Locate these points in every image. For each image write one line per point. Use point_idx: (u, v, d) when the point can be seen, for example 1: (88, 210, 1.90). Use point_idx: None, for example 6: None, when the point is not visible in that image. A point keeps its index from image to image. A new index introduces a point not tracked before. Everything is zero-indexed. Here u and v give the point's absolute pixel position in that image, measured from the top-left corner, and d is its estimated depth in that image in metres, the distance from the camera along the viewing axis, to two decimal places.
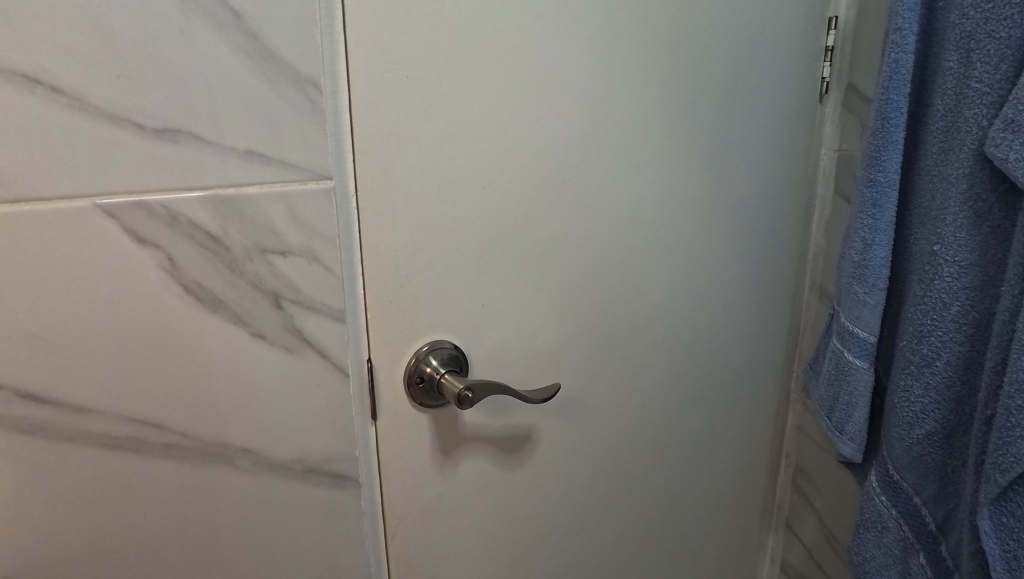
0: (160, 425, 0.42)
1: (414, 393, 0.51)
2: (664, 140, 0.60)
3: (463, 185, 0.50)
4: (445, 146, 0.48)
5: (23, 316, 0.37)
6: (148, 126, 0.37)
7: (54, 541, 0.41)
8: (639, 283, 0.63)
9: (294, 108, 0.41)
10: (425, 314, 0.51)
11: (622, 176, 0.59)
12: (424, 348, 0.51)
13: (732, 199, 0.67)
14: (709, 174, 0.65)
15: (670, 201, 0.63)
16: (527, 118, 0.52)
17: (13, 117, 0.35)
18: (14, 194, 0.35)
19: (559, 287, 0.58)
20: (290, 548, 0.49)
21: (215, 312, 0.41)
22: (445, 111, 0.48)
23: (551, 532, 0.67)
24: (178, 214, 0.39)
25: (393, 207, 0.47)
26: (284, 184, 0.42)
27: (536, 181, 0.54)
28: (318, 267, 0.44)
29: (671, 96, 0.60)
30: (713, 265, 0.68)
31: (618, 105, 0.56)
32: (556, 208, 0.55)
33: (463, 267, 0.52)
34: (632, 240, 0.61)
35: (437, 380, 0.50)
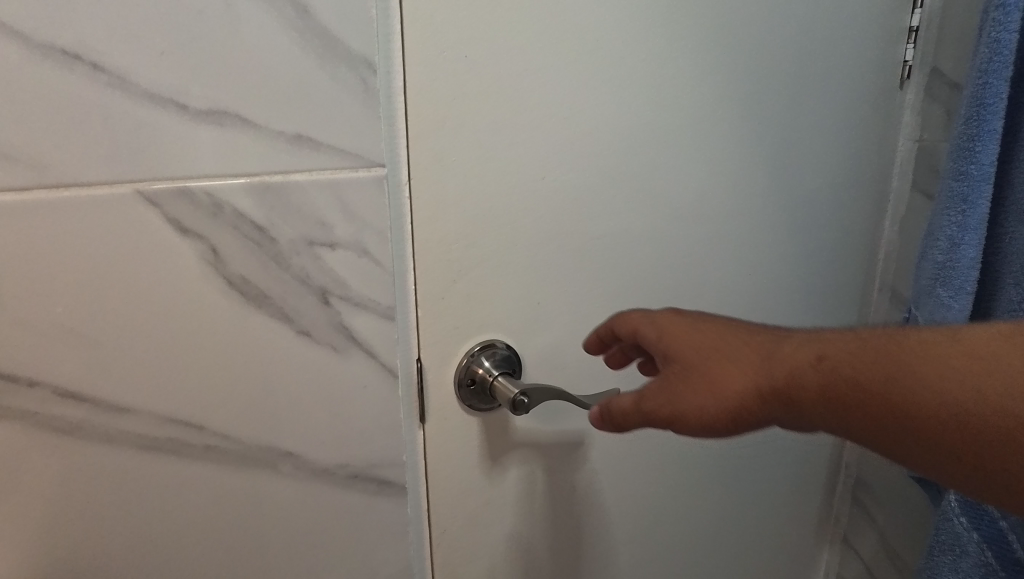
0: (201, 427, 0.39)
1: (464, 395, 0.49)
2: (732, 128, 0.55)
3: (520, 175, 0.46)
4: (502, 132, 0.45)
5: (60, 310, 0.35)
6: (192, 107, 0.34)
7: (90, 545, 0.39)
8: (702, 282, 0.59)
9: (346, 88, 0.38)
10: (478, 312, 0.48)
11: (687, 167, 0.54)
12: (476, 348, 0.48)
13: (802, 192, 0.62)
14: (779, 166, 0.60)
15: (736, 193, 0.58)
16: (587, 101, 0.48)
17: (51, 97, 0.32)
18: (52, 180, 0.33)
19: (618, 285, 0.54)
20: (332, 554, 0.46)
21: (260, 308, 0.39)
22: (503, 94, 0.44)
23: (601, 544, 0.63)
24: (222, 203, 0.36)
25: (445, 198, 0.44)
26: (333, 172, 0.39)
27: (596, 170, 0.50)
28: (367, 261, 0.41)
29: (743, 81, 0.55)
30: (779, 263, 0.63)
31: (686, 89, 0.52)
32: (617, 200, 0.51)
33: (518, 264, 0.48)
34: (696, 235, 0.57)
35: (490, 383, 0.47)
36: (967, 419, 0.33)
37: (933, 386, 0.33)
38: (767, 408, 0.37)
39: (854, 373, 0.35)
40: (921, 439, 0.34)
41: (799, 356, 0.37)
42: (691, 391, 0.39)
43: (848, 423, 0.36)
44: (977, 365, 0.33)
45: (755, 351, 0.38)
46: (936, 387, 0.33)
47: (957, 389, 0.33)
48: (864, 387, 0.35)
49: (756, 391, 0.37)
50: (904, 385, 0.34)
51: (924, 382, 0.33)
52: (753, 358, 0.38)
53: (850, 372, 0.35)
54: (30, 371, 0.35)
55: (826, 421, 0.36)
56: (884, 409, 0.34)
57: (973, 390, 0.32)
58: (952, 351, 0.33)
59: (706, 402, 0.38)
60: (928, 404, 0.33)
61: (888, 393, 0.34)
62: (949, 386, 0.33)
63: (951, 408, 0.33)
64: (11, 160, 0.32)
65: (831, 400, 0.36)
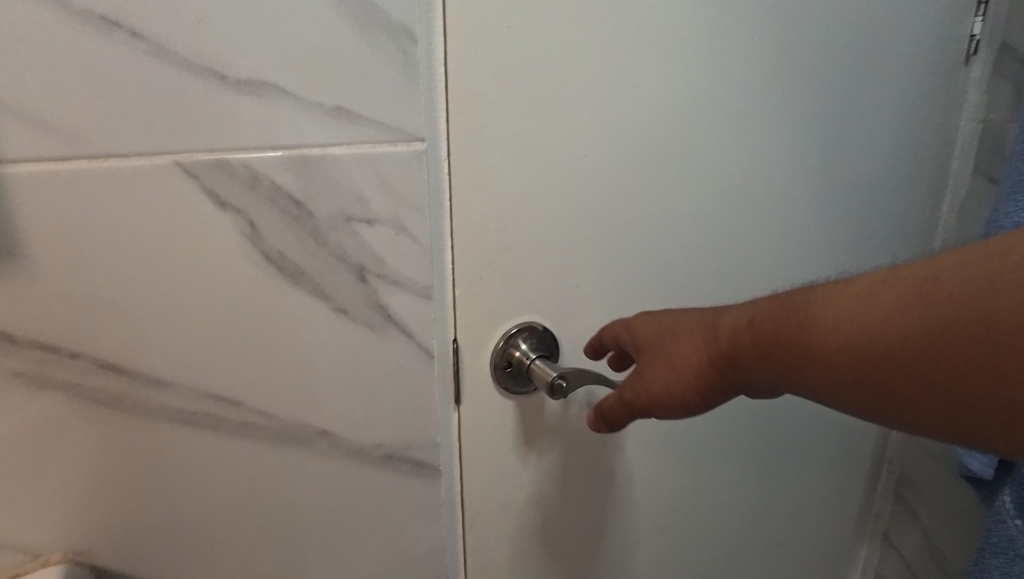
0: (238, 402, 0.39)
1: (500, 378, 0.48)
2: (787, 105, 0.52)
3: (562, 152, 0.45)
4: (544, 107, 0.43)
5: (100, 282, 0.34)
6: (231, 77, 0.34)
7: (129, 519, 0.39)
8: (748, 268, 0.56)
9: (386, 59, 0.36)
10: (515, 293, 0.47)
11: (738, 146, 0.51)
12: (513, 330, 0.47)
13: (856, 173, 0.59)
14: (834, 146, 0.56)
15: (788, 173, 0.55)
16: (635, 75, 0.45)
17: (90, 64, 0.31)
18: (91, 150, 0.32)
19: (659, 268, 0.52)
20: (365, 534, 0.46)
21: (297, 285, 0.38)
22: (546, 67, 0.42)
23: (635, 533, 0.61)
24: (259, 175, 0.35)
25: (485, 175, 0.43)
26: (372, 146, 0.38)
27: (641, 148, 0.47)
28: (405, 239, 0.40)
29: (801, 54, 0.51)
30: (830, 249, 0.60)
31: (739, 63, 0.49)
32: (662, 180, 0.49)
33: (557, 244, 0.47)
34: (743, 218, 0.54)
35: (527, 366, 0.46)
36: (883, 356, 0.32)
37: (841, 332, 0.33)
38: (716, 379, 0.38)
39: (772, 331, 0.35)
40: (854, 385, 0.33)
41: (729, 325, 0.37)
42: (654, 370, 0.39)
43: (788, 380, 0.35)
44: (878, 303, 0.32)
45: (701, 325, 0.38)
46: (846, 331, 0.33)
47: (864, 330, 0.32)
48: (783, 343, 0.35)
49: (706, 362, 0.38)
50: (814, 335, 0.34)
51: (833, 330, 0.33)
52: (692, 333, 0.38)
53: (770, 331, 0.35)
54: (70, 343, 0.34)
55: (772, 383, 0.36)
56: (808, 362, 0.34)
57: (876, 327, 0.32)
58: (853, 295, 0.33)
59: (670, 379, 0.39)
60: (841, 348, 0.33)
61: (811, 342, 0.34)
62: (855, 328, 0.33)
63: (867, 350, 0.32)
64: (51, 129, 0.31)
65: (763, 361, 0.36)
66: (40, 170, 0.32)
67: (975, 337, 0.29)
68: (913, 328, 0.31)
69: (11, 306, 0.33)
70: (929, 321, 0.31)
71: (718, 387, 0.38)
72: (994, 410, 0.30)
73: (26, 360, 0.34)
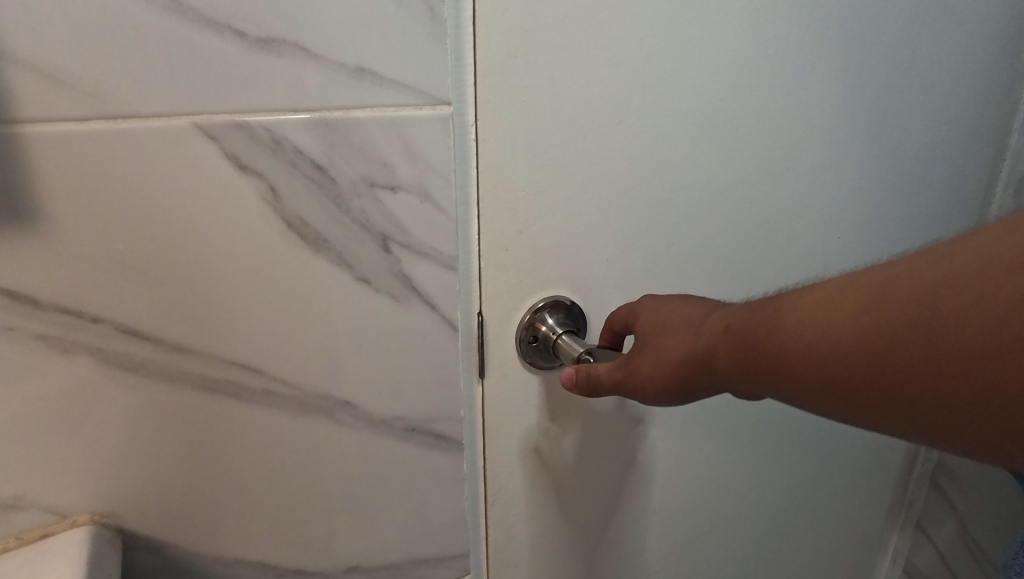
0: (261, 371, 0.39)
1: (525, 353, 0.46)
2: (839, 70, 0.49)
3: (595, 118, 0.42)
4: (578, 71, 0.40)
5: (121, 246, 0.33)
6: (251, 34, 0.32)
7: (154, 485, 0.39)
8: (786, 244, 0.53)
9: (412, 17, 0.35)
10: (543, 266, 0.45)
11: (782, 115, 0.48)
12: (539, 304, 0.46)
13: (909, 145, 0.55)
14: (887, 115, 0.53)
15: (834, 144, 0.51)
16: (676, 36, 0.42)
17: (105, 18, 0.30)
18: (110, 109, 0.31)
19: (692, 243, 0.50)
20: (387, 504, 0.46)
21: (320, 252, 0.37)
22: (581, 26, 0.39)
23: (658, 513, 0.60)
24: (281, 139, 0.34)
25: (514, 141, 0.40)
26: (396, 109, 0.36)
27: (678, 115, 0.45)
28: (430, 206, 0.39)
29: (859, 15, 0.48)
30: (874, 225, 0.57)
31: (791, 23, 0.45)
32: (699, 150, 0.47)
33: (588, 216, 0.45)
34: (785, 192, 0.51)
35: (553, 341, 0.45)
36: (847, 366, 0.30)
37: (806, 335, 0.31)
38: (695, 378, 0.36)
39: (743, 336, 0.33)
40: (821, 390, 0.31)
41: (708, 327, 0.36)
42: (634, 366, 0.39)
43: (758, 385, 0.33)
44: (844, 306, 0.30)
45: (683, 325, 0.38)
46: (811, 334, 0.31)
47: (829, 335, 0.30)
48: (750, 349, 0.33)
49: (685, 360, 0.36)
50: (781, 340, 0.32)
51: (797, 337, 0.31)
52: (677, 332, 0.38)
53: (741, 337, 0.33)
54: (93, 308, 0.34)
55: (745, 389, 0.34)
56: (776, 366, 0.32)
57: (840, 333, 0.30)
58: (820, 297, 0.31)
59: (652, 370, 0.38)
60: (804, 357, 0.31)
61: (776, 348, 0.32)
62: (818, 334, 0.30)
63: (832, 355, 0.30)
64: (69, 89, 0.30)
65: (736, 365, 0.34)
66: (58, 130, 0.31)
67: (940, 342, 0.27)
68: (875, 333, 0.29)
69: (31, 268, 0.32)
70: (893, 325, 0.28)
71: (697, 387, 0.37)
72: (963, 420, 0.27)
73: (49, 324, 0.33)
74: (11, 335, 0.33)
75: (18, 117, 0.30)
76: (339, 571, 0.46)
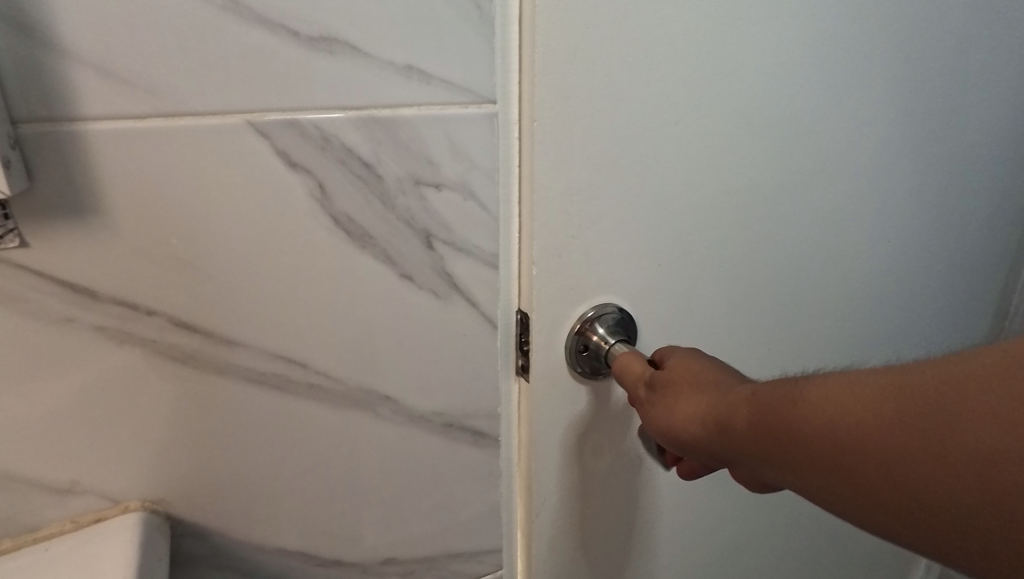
0: (305, 364, 0.39)
1: (575, 361, 0.45)
2: (895, 68, 0.47)
3: (654, 118, 0.40)
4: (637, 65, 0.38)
5: (175, 241, 0.34)
6: (303, 33, 0.33)
7: (202, 473, 0.40)
8: (837, 247, 0.52)
9: (460, 15, 0.35)
10: (594, 270, 0.43)
11: (839, 115, 0.46)
12: (589, 313, 0.44)
13: (962, 145, 0.53)
14: (942, 116, 0.51)
15: (888, 145, 0.50)
16: (735, 32, 0.40)
17: (164, 18, 0.30)
18: (167, 107, 0.32)
19: (746, 247, 0.47)
20: (425, 498, 0.46)
21: (364, 249, 0.38)
22: (641, 20, 0.37)
23: (704, 528, 0.58)
24: (329, 135, 0.35)
25: (571, 141, 0.38)
26: (443, 106, 0.36)
27: (737, 114, 0.43)
28: (473, 204, 0.39)
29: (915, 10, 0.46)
30: (925, 227, 0.55)
31: (850, 20, 0.44)
32: (755, 150, 0.45)
33: (643, 219, 0.43)
34: (837, 194, 0.49)
35: (605, 350, 0.43)
36: (859, 452, 0.27)
37: (823, 414, 0.28)
38: (699, 441, 0.34)
39: (758, 404, 0.31)
40: (829, 476, 0.28)
41: (733, 390, 0.33)
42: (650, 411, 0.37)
43: (756, 457, 0.31)
44: (866, 391, 0.28)
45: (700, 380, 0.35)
46: (827, 413, 0.28)
47: (848, 416, 0.28)
48: (764, 418, 0.30)
49: (694, 418, 0.34)
50: (793, 415, 0.29)
51: (811, 414, 0.29)
52: (694, 388, 0.35)
53: (756, 404, 0.31)
54: (148, 301, 0.35)
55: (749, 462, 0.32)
56: (786, 442, 0.29)
57: (860, 418, 0.27)
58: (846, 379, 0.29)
59: (661, 416, 0.36)
60: (816, 435, 0.28)
61: (788, 423, 0.29)
62: (834, 414, 0.28)
63: (841, 439, 0.28)
64: (129, 86, 0.31)
65: (750, 433, 0.31)
66: (118, 127, 0.31)
67: (957, 446, 0.25)
68: (895, 420, 0.26)
69: (90, 261, 0.33)
70: (915, 418, 0.26)
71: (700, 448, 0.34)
72: (969, 534, 0.25)
73: (107, 315, 0.34)
74: (70, 325, 0.34)
75: (81, 114, 0.31)
76: (376, 562, 0.47)
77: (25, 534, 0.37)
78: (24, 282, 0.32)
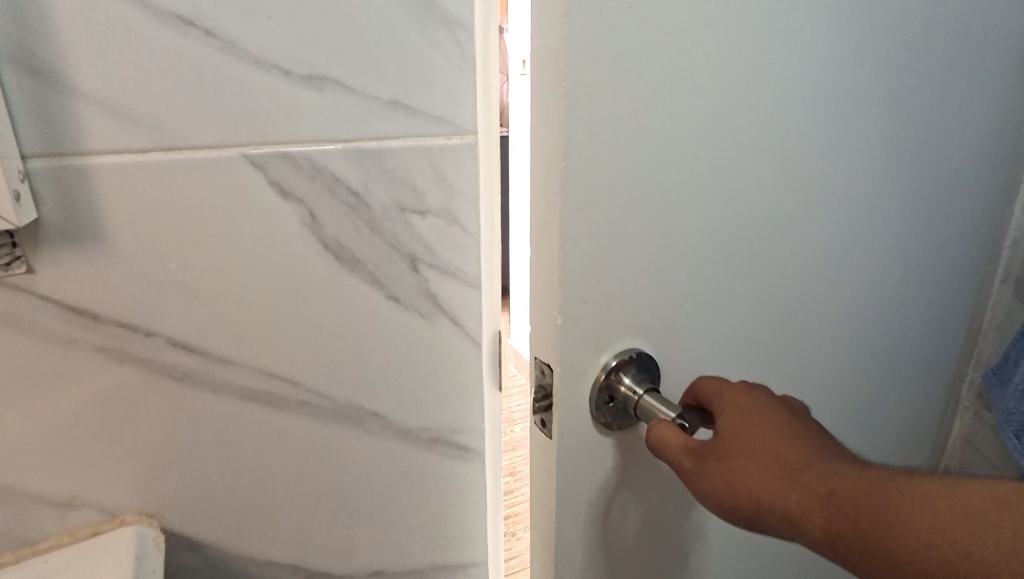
0: (296, 382, 0.41)
1: (601, 415, 0.40)
2: (886, 98, 0.47)
3: (679, 154, 0.37)
4: (665, 93, 0.35)
5: (173, 266, 0.36)
6: (294, 72, 0.35)
7: (195, 488, 0.41)
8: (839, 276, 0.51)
9: (442, 53, 0.37)
10: (618, 313, 0.39)
11: (843, 145, 0.46)
12: (614, 362, 0.39)
13: (942, 173, 0.55)
14: (922, 143, 0.52)
15: (883, 176, 0.50)
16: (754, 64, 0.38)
17: (165, 60, 0.33)
18: (167, 141, 0.34)
19: (762, 284, 0.45)
20: (413, 511, 0.48)
21: (352, 271, 0.40)
22: (671, 46, 0.34)
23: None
24: (319, 166, 0.37)
25: (597, 179, 0.35)
26: (426, 139, 0.39)
27: (754, 147, 0.41)
28: (457, 229, 0.41)
29: (903, 42, 0.47)
30: (914, 252, 0.56)
31: (852, 51, 0.43)
32: (769, 183, 0.43)
33: (667, 259, 0.39)
34: (842, 224, 0.49)
35: (635, 403, 0.39)
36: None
37: (919, 542, 0.30)
38: (767, 521, 0.34)
39: (849, 509, 0.32)
40: None
41: (807, 480, 0.33)
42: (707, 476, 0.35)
43: (832, 551, 0.33)
44: (967, 525, 0.30)
45: (772, 456, 0.34)
46: (925, 540, 0.30)
47: (948, 546, 0.30)
48: (856, 526, 0.32)
49: (767, 500, 0.34)
50: (890, 531, 0.31)
51: (909, 536, 0.31)
52: (766, 465, 0.34)
53: (846, 509, 0.32)
54: (146, 322, 0.37)
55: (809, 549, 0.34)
56: (869, 555, 0.31)
57: (955, 553, 0.30)
58: (942, 507, 0.31)
59: (724, 490, 0.35)
60: (910, 556, 0.30)
61: (882, 537, 0.31)
62: (934, 541, 0.30)
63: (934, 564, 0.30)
64: (132, 123, 0.33)
65: (832, 534, 0.32)
66: (121, 160, 0.34)
67: None
68: (996, 561, 0.29)
69: (92, 285, 0.35)
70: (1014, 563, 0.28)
71: (762, 524, 0.34)
72: None
73: (107, 336, 0.36)
74: (73, 346, 0.36)
75: (87, 148, 0.33)
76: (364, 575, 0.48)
77: (25, 547, 0.39)
78: (30, 305, 0.34)
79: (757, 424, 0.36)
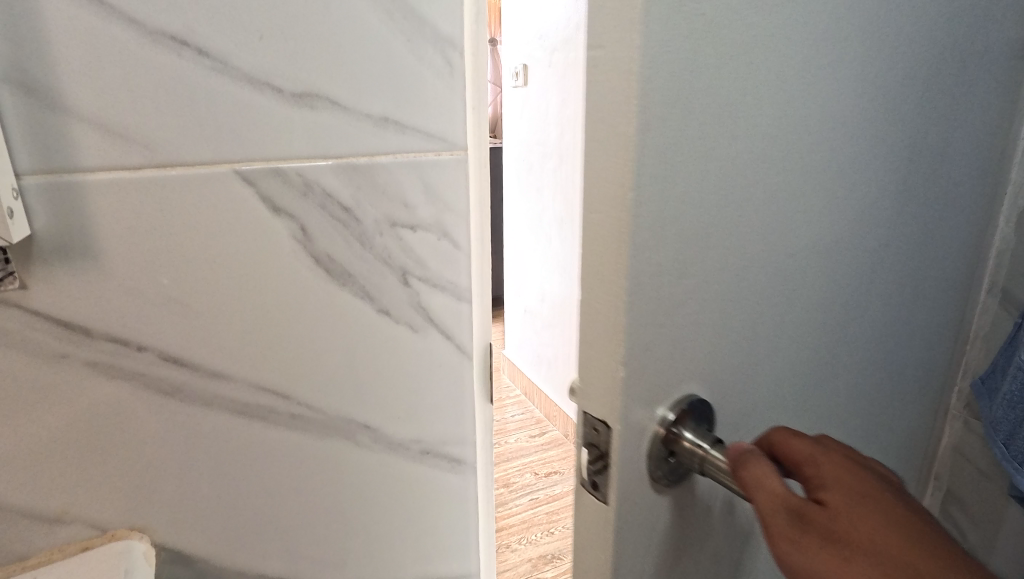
0: (288, 396, 0.41)
1: (659, 475, 0.34)
2: (922, 112, 0.45)
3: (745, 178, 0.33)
4: (734, 115, 0.31)
5: (166, 281, 0.36)
6: (287, 90, 0.36)
7: (187, 503, 0.41)
8: (883, 300, 0.49)
9: (431, 72, 0.39)
10: (679, 356, 0.33)
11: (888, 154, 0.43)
12: (672, 417, 0.34)
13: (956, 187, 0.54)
14: (947, 157, 0.50)
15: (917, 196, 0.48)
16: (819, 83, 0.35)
17: (159, 79, 0.33)
18: (160, 158, 0.34)
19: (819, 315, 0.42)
20: (405, 524, 0.48)
21: (343, 285, 0.40)
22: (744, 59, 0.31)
23: None
24: (311, 183, 0.38)
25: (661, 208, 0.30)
26: (417, 154, 0.40)
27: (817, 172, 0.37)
28: (447, 242, 0.43)
29: (938, 53, 0.44)
30: (933, 270, 0.55)
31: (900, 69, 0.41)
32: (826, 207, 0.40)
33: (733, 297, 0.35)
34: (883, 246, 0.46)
35: (699, 461, 0.34)
36: None
37: None
38: None
39: None
40: None
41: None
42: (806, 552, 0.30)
43: None
44: None
45: (884, 545, 0.29)
46: None
47: None
48: None
49: None
50: None
51: None
52: (877, 555, 0.29)
53: None
54: (138, 336, 0.37)
55: None
56: None
57: None
58: None
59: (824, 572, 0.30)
60: None
61: None
62: None
63: None
64: (125, 140, 0.33)
65: None
66: (114, 177, 0.34)
67: None
68: None
69: (85, 300, 0.35)
70: None
71: None
72: None
73: (100, 351, 0.36)
74: (64, 361, 0.35)
75: (80, 165, 0.33)
76: None
77: (12, 565, 0.38)
78: (20, 321, 0.34)
79: (875, 536, 0.30)
